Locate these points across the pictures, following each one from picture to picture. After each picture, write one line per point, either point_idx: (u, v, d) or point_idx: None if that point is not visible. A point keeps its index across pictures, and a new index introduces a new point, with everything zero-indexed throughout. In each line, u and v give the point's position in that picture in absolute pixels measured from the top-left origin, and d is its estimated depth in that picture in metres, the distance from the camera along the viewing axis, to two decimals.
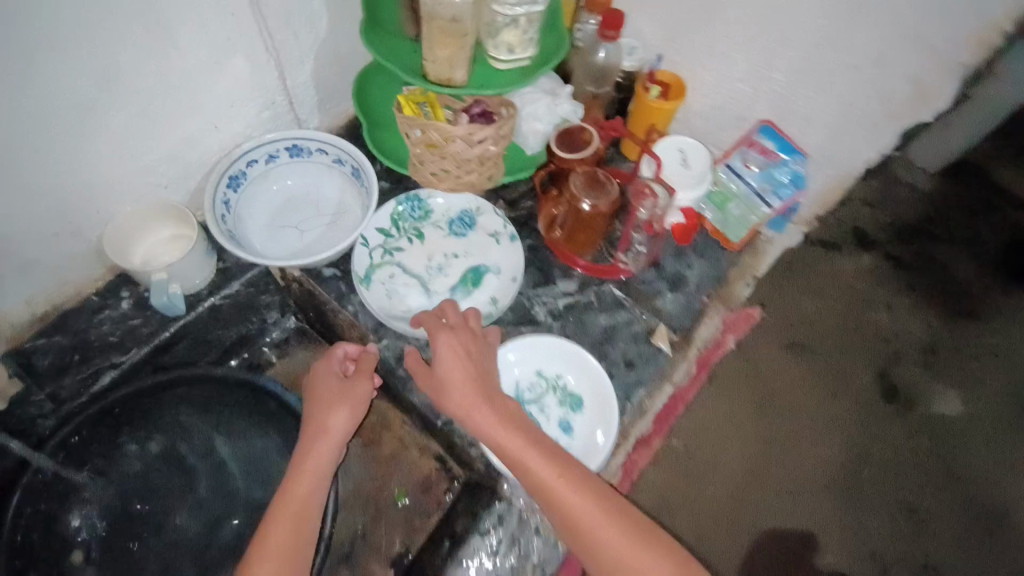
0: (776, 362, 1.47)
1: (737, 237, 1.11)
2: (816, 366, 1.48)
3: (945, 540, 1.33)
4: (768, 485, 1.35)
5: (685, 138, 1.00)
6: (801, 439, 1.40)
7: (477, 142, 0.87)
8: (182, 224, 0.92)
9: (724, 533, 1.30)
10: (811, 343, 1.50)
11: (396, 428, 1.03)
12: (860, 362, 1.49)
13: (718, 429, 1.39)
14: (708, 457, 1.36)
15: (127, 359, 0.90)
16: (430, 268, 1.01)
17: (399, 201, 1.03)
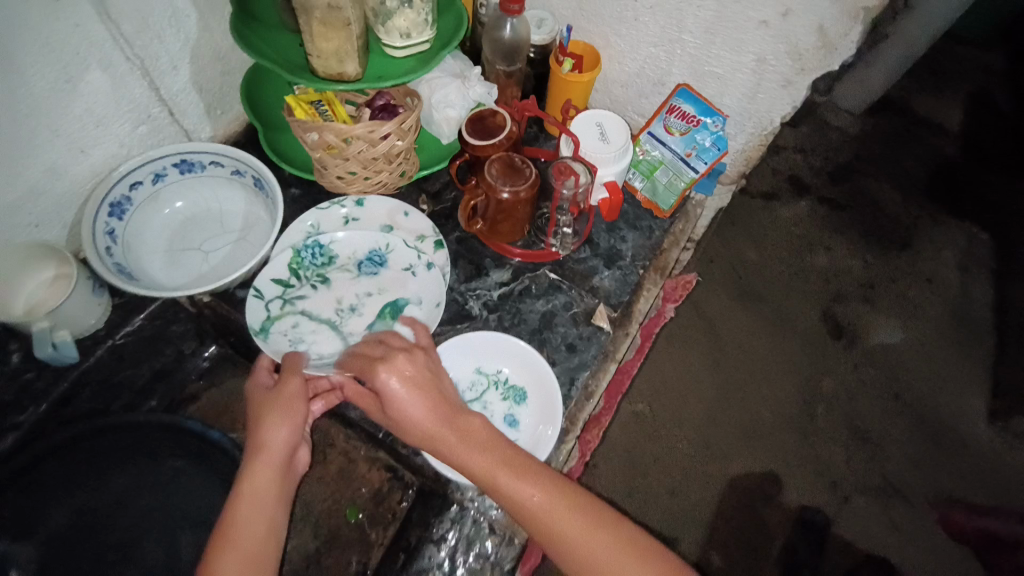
0: (729, 316, 1.50)
1: (667, 206, 1.11)
2: (767, 314, 1.51)
3: (899, 459, 1.39)
4: (732, 434, 1.38)
5: (603, 110, 0.95)
6: (757, 384, 1.43)
7: (380, 138, 0.81)
8: (62, 263, 0.82)
9: (694, 483, 1.32)
10: (760, 292, 1.53)
11: (340, 443, 0.99)
12: (806, 302, 1.54)
13: (679, 389, 1.40)
14: (672, 417, 1.38)
15: (26, 418, 0.83)
16: (341, 313, 0.91)
17: (297, 249, 0.92)
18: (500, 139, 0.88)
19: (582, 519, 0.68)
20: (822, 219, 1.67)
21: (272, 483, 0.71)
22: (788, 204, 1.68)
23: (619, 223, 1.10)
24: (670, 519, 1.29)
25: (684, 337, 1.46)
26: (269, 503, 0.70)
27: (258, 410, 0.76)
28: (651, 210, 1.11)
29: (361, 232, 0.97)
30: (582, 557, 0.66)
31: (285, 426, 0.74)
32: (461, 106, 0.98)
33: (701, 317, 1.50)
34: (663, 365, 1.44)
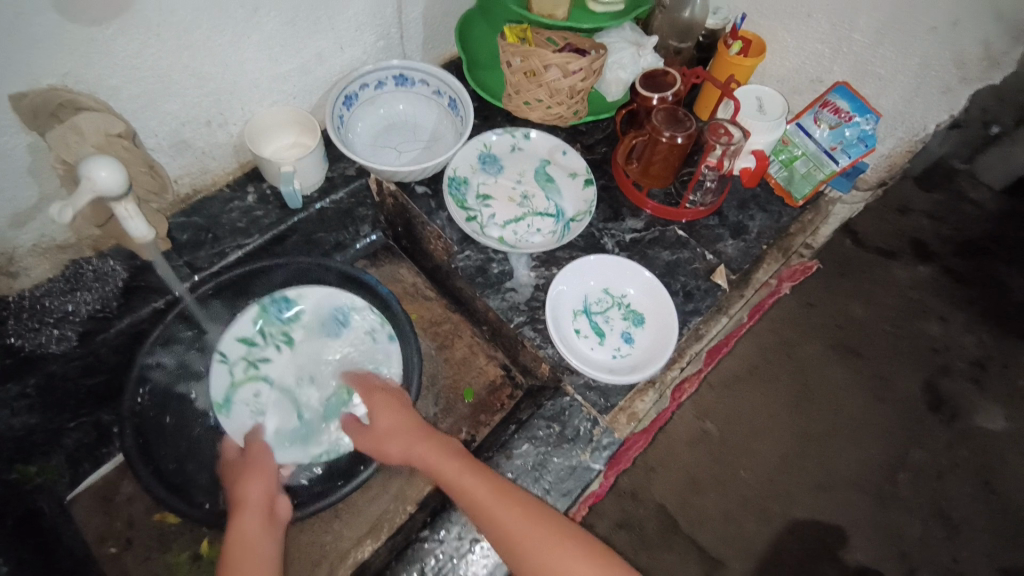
0: (821, 360, 1.36)
1: (800, 195, 1.16)
2: (866, 370, 1.36)
3: (979, 549, 1.23)
4: (801, 481, 1.25)
5: (764, 88, 1.07)
6: (841, 437, 1.30)
7: (572, 71, 0.96)
8: (302, 134, 1.02)
9: (749, 514, 1.22)
10: (861, 347, 1.38)
11: (467, 335, 1.15)
12: (909, 368, 1.37)
13: (749, 422, 1.30)
14: (742, 445, 1.28)
15: (250, 243, 1.00)
16: (301, 380, 1.00)
17: (263, 304, 1.00)
18: (670, 94, 1.01)
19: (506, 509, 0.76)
20: (945, 287, 1.46)
21: (260, 518, 0.78)
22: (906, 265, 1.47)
23: (749, 203, 1.16)
24: (720, 543, 1.20)
25: (768, 368, 1.35)
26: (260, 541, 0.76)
27: (232, 480, 0.85)
28: (783, 198, 1.17)
29: (524, 159, 1.14)
30: (515, 547, 0.74)
31: (262, 477, 0.84)
32: (631, 70, 1.09)
33: (790, 358, 1.36)
34: (748, 388, 1.33)
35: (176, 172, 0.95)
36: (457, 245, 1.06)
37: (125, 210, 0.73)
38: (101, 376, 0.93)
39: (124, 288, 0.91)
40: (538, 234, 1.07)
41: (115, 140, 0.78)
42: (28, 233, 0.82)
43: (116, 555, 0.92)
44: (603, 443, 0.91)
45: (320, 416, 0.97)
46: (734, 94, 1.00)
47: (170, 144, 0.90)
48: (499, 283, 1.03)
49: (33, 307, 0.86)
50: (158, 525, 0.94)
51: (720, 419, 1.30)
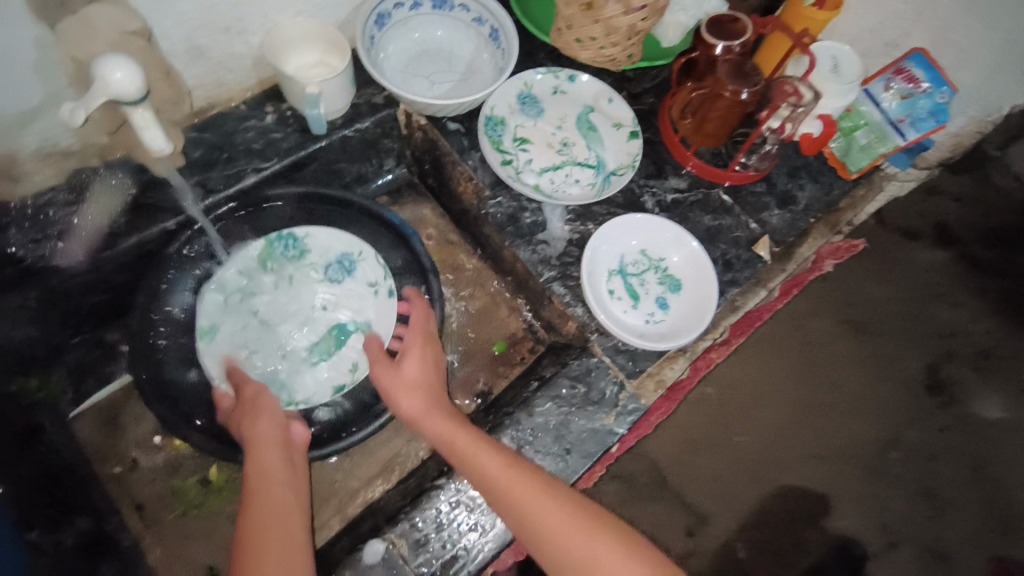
0: (825, 334, 1.20)
1: (856, 168, 1.09)
2: (870, 349, 1.19)
3: (961, 534, 1.09)
4: (783, 457, 1.12)
5: (841, 47, 0.98)
6: (834, 412, 1.15)
7: (634, 9, 0.86)
8: (330, 52, 0.93)
9: (730, 484, 1.10)
10: (867, 321, 1.21)
11: (489, 285, 1.09)
12: (911, 349, 1.19)
13: (745, 391, 1.16)
14: (725, 417, 1.14)
15: (268, 167, 0.93)
16: (292, 322, 0.94)
17: (270, 240, 0.95)
18: (736, 44, 0.92)
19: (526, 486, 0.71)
20: (960, 274, 1.24)
21: (277, 458, 0.76)
22: (924, 247, 1.25)
23: (800, 172, 1.08)
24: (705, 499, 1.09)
25: (768, 339, 1.19)
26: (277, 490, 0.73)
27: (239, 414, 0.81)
28: (837, 169, 1.10)
29: (567, 103, 1.06)
30: (526, 516, 0.69)
31: (267, 415, 0.80)
32: (693, 14, 0.99)
33: (793, 331, 1.20)
34: (742, 358, 1.18)
35: (191, 80, 0.86)
36: (489, 190, 0.99)
37: (140, 116, 0.63)
38: (108, 294, 0.88)
39: (133, 204, 0.84)
40: (576, 186, 1.00)
41: (131, 39, 0.70)
42: (31, 133, 0.75)
43: (121, 475, 0.89)
44: (628, 409, 0.88)
45: (305, 363, 0.92)
46: (809, 50, 0.90)
47: (185, 49, 0.81)
48: (531, 234, 0.97)
49: (36, 215, 0.79)
50: (164, 450, 0.91)
51: (722, 382, 1.15)
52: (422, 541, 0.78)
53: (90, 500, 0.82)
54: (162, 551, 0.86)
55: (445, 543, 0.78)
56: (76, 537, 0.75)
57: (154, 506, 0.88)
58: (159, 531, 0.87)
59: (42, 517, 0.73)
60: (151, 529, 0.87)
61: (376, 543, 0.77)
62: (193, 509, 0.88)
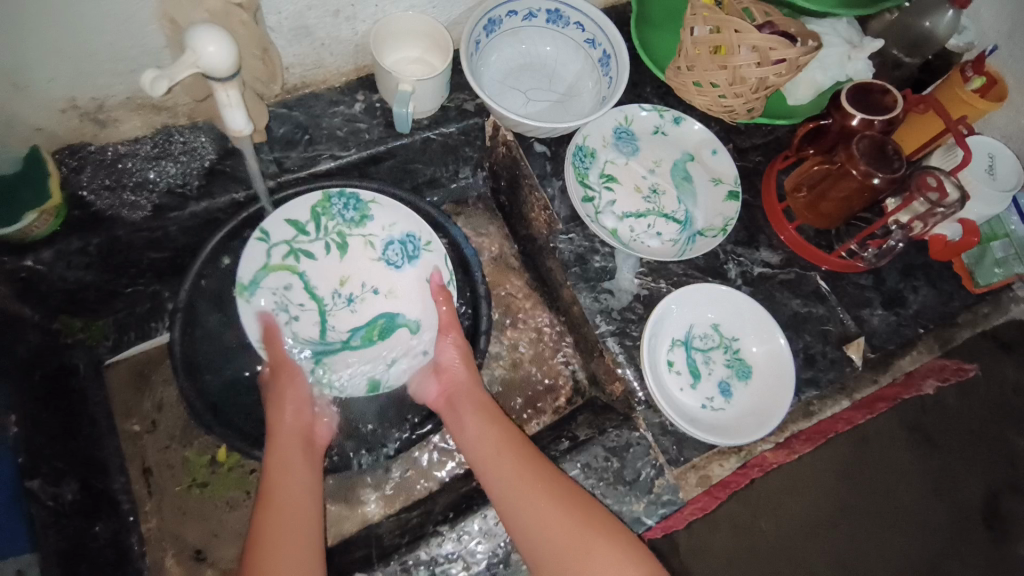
0: (894, 453, 0.91)
1: (985, 282, 0.95)
2: (942, 471, 0.91)
3: None
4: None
5: (998, 145, 0.86)
6: (885, 536, 0.87)
7: (770, 61, 0.77)
8: (432, 51, 0.90)
9: None
10: (943, 440, 0.92)
11: (539, 320, 1.03)
12: (985, 479, 0.91)
13: (778, 489, 0.87)
14: (743, 525, 0.85)
15: (345, 156, 0.90)
16: (338, 297, 0.90)
17: (329, 195, 0.88)
18: (879, 120, 0.81)
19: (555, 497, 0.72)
20: None
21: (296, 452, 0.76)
22: None
23: (916, 273, 0.95)
24: None
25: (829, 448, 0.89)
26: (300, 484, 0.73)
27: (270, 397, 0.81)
28: (962, 279, 0.96)
29: (666, 147, 0.97)
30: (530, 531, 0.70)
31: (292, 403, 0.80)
32: (833, 74, 0.85)
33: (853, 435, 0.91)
34: None
35: (290, 57, 0.84)
36: (562, 224, 0.92)
37: (224, 94, 0.59)
38: (167, 253, 0.88)
39: (208, 169, 0.83)
40: (657, 239, 0.92)
41: (233, 11, 0.68)
42: (125, 85, 0.74)
43: (138, 434, 0.89)
44: (662, 499, 0.79)
45: (344, 344, 0.89)
46: (967, 143, 0.78)
47: (292, 27, 0.79)
48: (596, 280, 0.89)
49: (112, 163, 0.79)
50: (182, 417, 0.90)
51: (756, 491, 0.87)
52: None
53: (105, 452, 0.82)
54: (157, 522, 0.85)
55: None
56: (76, 493, 0.76)
57: (159, 475, 0.87)
58: (158, 503, 0.86)
59: (46, 468, 0.74)
60: (152, 498, 0.86)
61: None
62: (198, 487, 0.87)
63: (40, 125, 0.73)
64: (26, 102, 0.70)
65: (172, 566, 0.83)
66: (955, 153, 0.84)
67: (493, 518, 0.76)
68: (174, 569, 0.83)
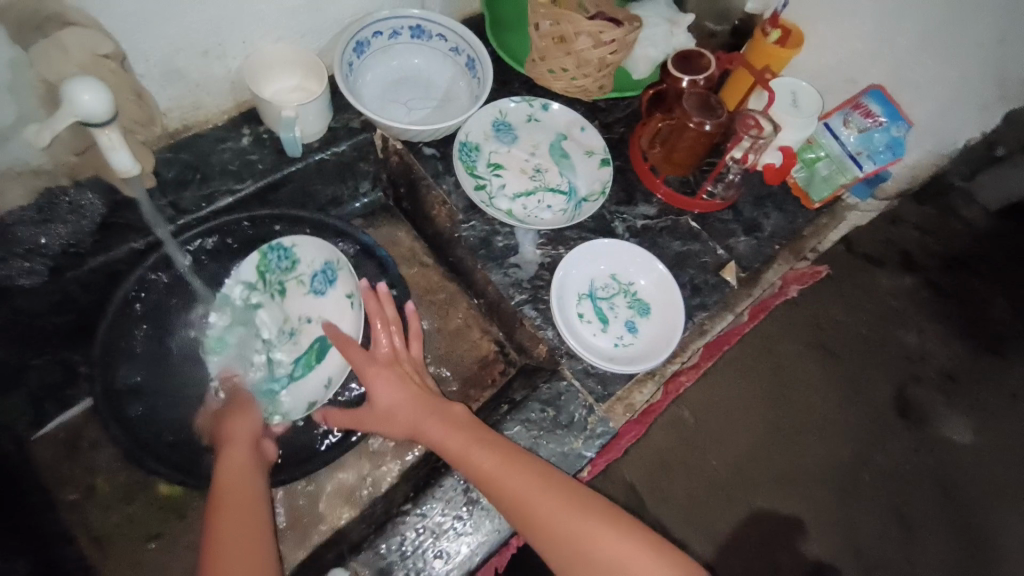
0: (806, 372, 1.26)
1: (818, 198, 1.14)
2: (842, 377, 1.26)
3: (930, 554, 1.17)
4: (762, 482, 1.17)
5: (800, 82, 1.04)
6: (807, 435, 1.21)
7: (604, 42, 0.90)
8: (308, 78, 0.95)
9: (717, 503, 1.15)
10: (837, 350, 1.28)
11: (463, 308, 1.10)
12: (880, 374, 1.27)
13: (726, 414, 1.21)
14: (706, 444, 1.18)
15: (243, 189, 0.93)
16: (281, 333, 0.95)
17: (264, 252, 0.93)
18: (701, 78, 0.97)
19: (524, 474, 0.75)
20: (926, 301, 1.34)
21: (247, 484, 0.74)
22: (891, 273, 1.35)
23: (766, 201, 1.13)
24: (684, 525, 1.13)
25: (745, 364, 1.25)
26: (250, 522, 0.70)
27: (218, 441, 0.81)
28: (800, 199, 1.15)
29: (540, 131, 1.09)
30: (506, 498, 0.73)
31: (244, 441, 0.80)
32: (661, 48, 1.02)
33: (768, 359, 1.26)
34: (727, 385, 1.23)
35: (167, 101, 0.87)
36: (463, 215, 1.00)
37: (107, 138, 0.63)
38: (71, 316, 0.86)
39: (101, 224, 0.84)
40: (548, 211, 1.03)
41: (102, 61, 0.71)
42: (1, 155, 0.74)
43: (77, 503, 0.86)
44: (597, 432, 0.88)
45: (290, 375, 0.93)
46: (769, 85, 0.95)
47: (162, 72, 0.82)
48: (503, 258, 0.98)
49: None
50: (126, 477, 0.89)
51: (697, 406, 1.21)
52: (386, 569, 0.76)
53: (47, 527, 0.80)
54: None
55: (411, 571, 0.76)
56: (29, 566, 0.71)
57: (111, 536, 0.86)
58: (117, 562, 0.84)
59: None
60: (110, 557, 0.84)
61: (339, 569, 0.76)
62: (155, 538, 0.86)
63: None
64: None
65: None
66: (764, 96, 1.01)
67: (452, 486, 0.81)
68: None
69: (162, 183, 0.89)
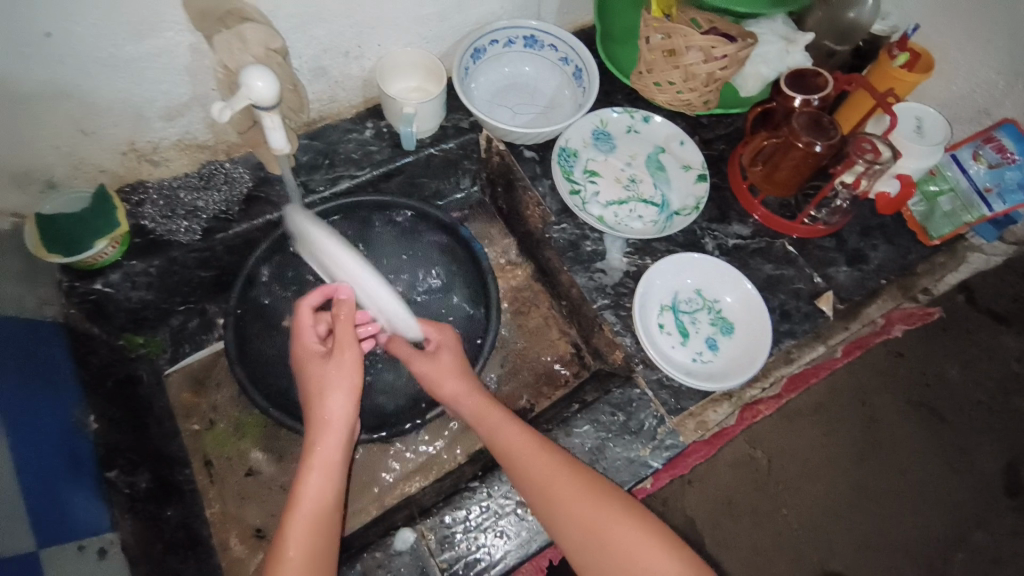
0: (902, 430, 1.16)
1: (938, 235, 1.06)
2: (944, 441, 1.16)
3: None
4: (835, 541, 1.11)
5: (927, 109, 0.98)
6: (897, 500, 1.13)
7: (715, 57, 0.91)
8: (428, 80, 1.04)
9: (784, 554, 1.10)
10: (944, 411, 1.18)
11: (544, 308, 1.14)
12: (988, 444, 1.16)
13: (806, 462, 1.15)
14: (779, 489, 1.14)
15: (361, 175, 1.04)
16: None
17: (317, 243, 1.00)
18: (816, 98, 0.94)
19: (589, 491, 0.74)
20: None
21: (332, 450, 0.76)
22: (1015, 329, 1.22)
23: (874, 232, 1.07)
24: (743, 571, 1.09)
25: (837, 410, 1.17)
26: (319, 488, 0.73)
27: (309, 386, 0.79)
28: (916, 234, 1.08)
29: (638, 143, 1.11)
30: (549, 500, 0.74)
31: (339, 396, 0.77)
32: (774, 66, 0.97)
33: (861, 408, 1.18)
34: (810, 430, 1.17)
35: (310, 95, 0.99)
36: (555, 217, 1.04)
37: (270, 119, 0.72)
38: (214, 271, 1.00)
39: (246, 196, 0.96)
40: (639, 221, 1.04)
41: (273, 54, 0.82)
42: (175, 127, 0.89)
43: (197, 432, 0.99)
44: (665, 443, 0.88)
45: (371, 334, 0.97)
46: (892, 109, 0.91)
47: (310, 68, 0.94)
48: (589, 262, 1.01)
49: (167, 196, 0.93)
50: (234, 417, 1.01)
51: (773, 447, 1.16)
52: (449, 538, 0.81)
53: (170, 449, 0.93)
54: (220, 507, 0.95)
55: (470, 544, 0.81)
56: (148, 482, 0.86)
57: (219, 466, 0.97)
58: (220, 490, 0.96)
59: (121, 459, 0.84)
60: (214, 485, 0.96)
61: (407, 530, 0.81)
62: (252, 476, 0.97)
63: (103, 166, 0.88)
64: (95, 145, 0.84)
65: (237, 544, 0.93)
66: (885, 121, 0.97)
67: None
68: (240, 546, 0.92)
69: (302, 164, 1.01)
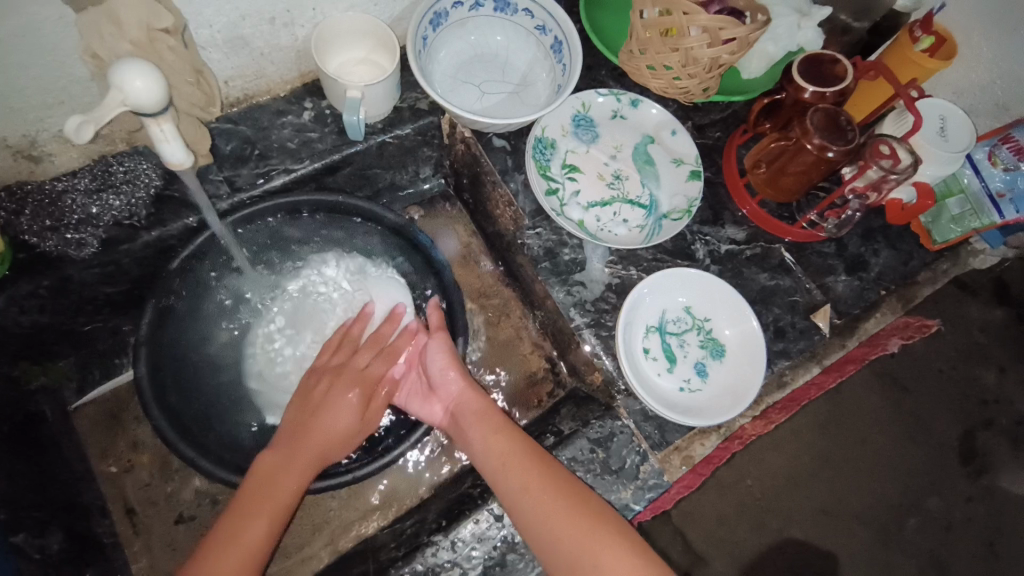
0: (867, 401, 1.07)
1: (942, 239, 0.98)
2: (908, 412, 1.07)
3: None
4: (788, 514, 1.02)
5: (948, 105, 0.89)
6: (858, 469, 1.04)
7: (722, 41, 0.77)
8: (378, 52, 0.86)
9: (745, 529, 1.01)
10: (911, 385, 1.08)
11: (515, 316, 1.03)
12: (945, 414, 1.08)
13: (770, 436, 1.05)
14: (740, 462, 1.04)
15: (301, 169, 0.87)
16: (274, 344, 0.89)
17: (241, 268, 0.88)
18: (831, 91, 0.81)
19: (589, 520, 0.67)
20: None
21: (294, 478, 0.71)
22: None
23: (876, 235, 0.97)
24: (707, 541, 1.01)
25: (815, 407, 1.06)
26: (272, 517, 0.68)
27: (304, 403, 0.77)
28: (919, 237, 0.99)
29: (625, 131, 0.96)
30: (544, 526, 0.67)
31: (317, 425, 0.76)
32: (783, 46, 0.86)
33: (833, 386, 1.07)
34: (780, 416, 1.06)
35: (229, 71, 0.80)
36: (529, 219, 0.91)
37: (160, 130, 0.60)
38: (120, 286, 0.85)
39: (155, 197, 0.80)
40: (624, 226, 0.91)
41: (159, 36, 0.65)
42: (55, 117, 0.70)
43: (116, 475, 0.88)
44: (648, 484, 0.80)
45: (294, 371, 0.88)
46: (917, 109, 0.80)
47: (226, 39, 0.75)
48: (567, 273, 0.89)
49: (52, 201, 0.75)
50: (163, 451, 0.89)
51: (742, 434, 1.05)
52: None
53: (84, 498, 0.81)
54: (147, 561, 0.84)
55: None
56: (62, 542, 0.73)
57: (144, 513, 0.87)
58: (147, 543, 0.85)
59: (28, 520, 0.70)
60: (139, 538, 0.85)
61: None
62: (186, 521, 0.87)
63: None
64: None
65: None
66: (906, 119, 0.86)
67: (485, 522, 0.76)
68: None
69: (227, 155, 0.84)
